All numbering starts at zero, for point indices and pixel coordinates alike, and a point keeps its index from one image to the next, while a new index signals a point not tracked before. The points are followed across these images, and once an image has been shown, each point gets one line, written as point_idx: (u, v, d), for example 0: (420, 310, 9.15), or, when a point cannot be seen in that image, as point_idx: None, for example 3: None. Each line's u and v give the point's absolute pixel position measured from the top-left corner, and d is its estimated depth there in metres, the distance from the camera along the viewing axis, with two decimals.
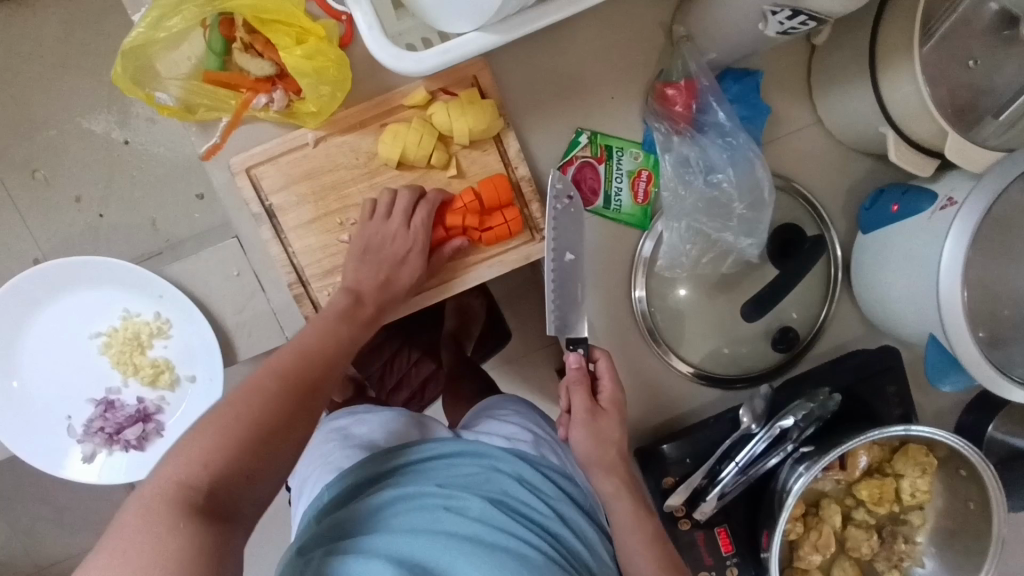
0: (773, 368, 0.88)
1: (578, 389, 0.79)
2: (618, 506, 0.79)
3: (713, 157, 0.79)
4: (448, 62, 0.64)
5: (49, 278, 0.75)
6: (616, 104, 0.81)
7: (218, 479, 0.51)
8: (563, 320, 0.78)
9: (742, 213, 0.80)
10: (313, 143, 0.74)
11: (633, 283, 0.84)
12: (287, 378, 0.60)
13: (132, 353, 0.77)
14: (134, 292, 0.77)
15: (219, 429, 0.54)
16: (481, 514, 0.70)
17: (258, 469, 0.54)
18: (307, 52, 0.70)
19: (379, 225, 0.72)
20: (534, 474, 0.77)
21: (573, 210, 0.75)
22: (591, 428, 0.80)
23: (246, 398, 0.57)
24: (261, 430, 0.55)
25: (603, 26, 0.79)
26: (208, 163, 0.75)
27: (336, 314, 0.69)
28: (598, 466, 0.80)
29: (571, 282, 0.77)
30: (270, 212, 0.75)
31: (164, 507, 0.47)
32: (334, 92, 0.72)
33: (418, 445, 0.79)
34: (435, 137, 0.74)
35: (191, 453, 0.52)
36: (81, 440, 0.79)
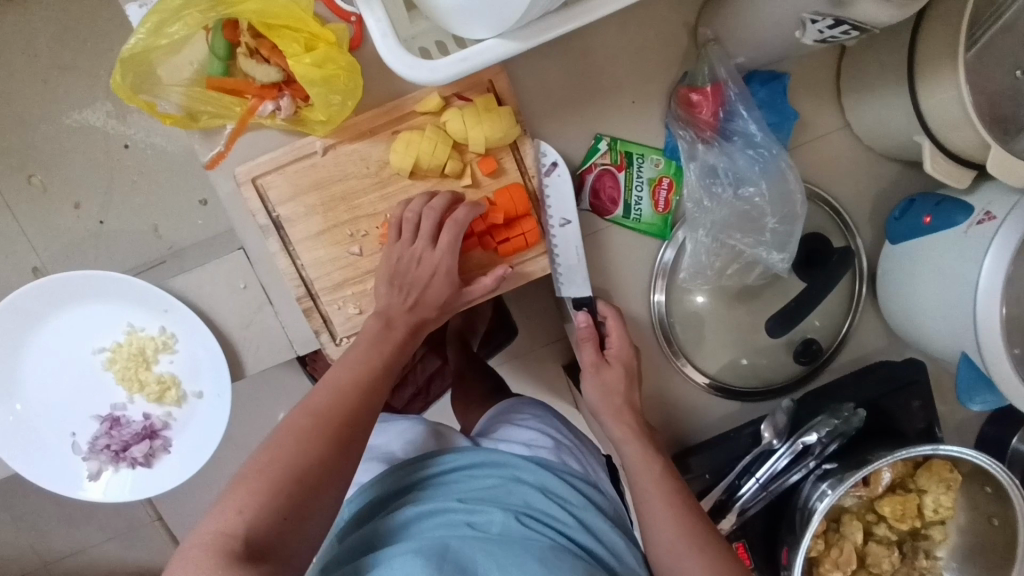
0: (795, 380, 0.85)
1: (584, 345, 0.77)
2: (628, 450, 0.75)
3: (742, 168, 0.76)
4: (465, 71, 0.61)
5: (50, 294, 0.73)
6: (638, 108, 0.77)
7: (259, 525, 0.54)
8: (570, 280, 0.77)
9: (774, 228, 0.77)
10: (322, 152, 0.71)
11: (652, 288, 0.81)
12: (328, 415, 0.62)
13: (137, 369, 0.75)
14: (139, 307, 0.75)
15: (261, 476, 0.56)
16: (503, 528, 0.68)
17: (302, 516, 0.56)
18: (316, 59, 0.66)
19: (404, 248, 0.70)
20: (556, 482, 0.76)
21: (561, 176, 0.74)
22: (598, 380, 0.77)
23: (284, 438, 0.59)
24: (304, 481, 0.57)
25: (625, 28, 0.75)
26: (212, 172, 0.72)
27: (370, 339, 0.69)
28: (607, 413, 0.77)
29: (569, 247, 0.76)
30: (277, 224, 0.72)
31: (211, 558, 0.51)
32: (345, 101, 0.68)
33: (443, 456, 0.78)
34: (449, 145, 0.71)
35: (234, 503, 0.55)
36: (87, 458, 0.77)
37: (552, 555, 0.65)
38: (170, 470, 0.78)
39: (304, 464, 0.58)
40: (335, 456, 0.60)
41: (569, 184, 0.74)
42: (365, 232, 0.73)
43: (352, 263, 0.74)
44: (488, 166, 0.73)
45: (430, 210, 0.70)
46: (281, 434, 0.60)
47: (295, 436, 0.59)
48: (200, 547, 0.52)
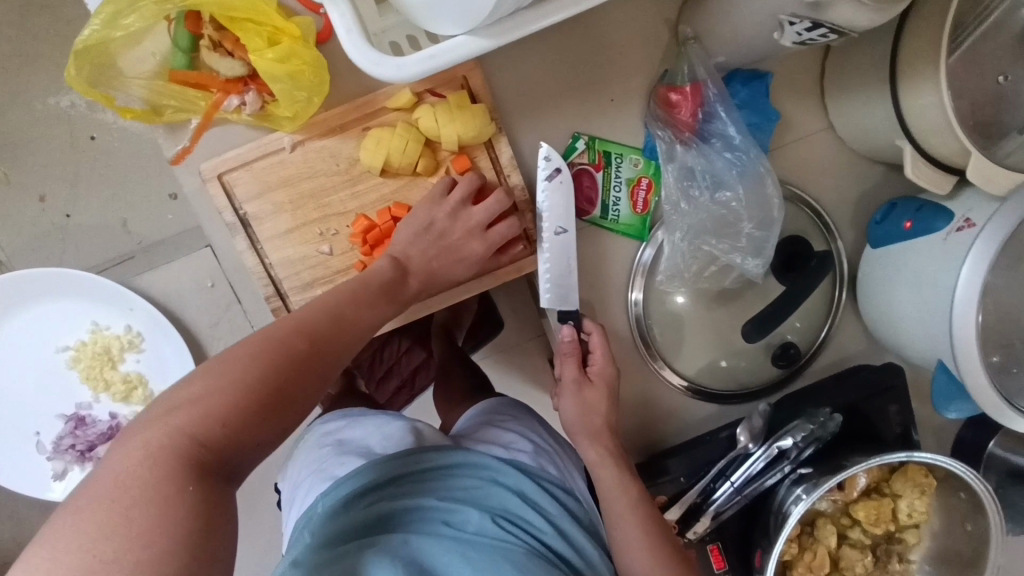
0: (773, 383, 0.85)
1: (566, 360, 0.76)
2: (603, 474, 0.74)
3: (719, 171, 0.74)
4: (432, 69, 0.59)
5: (11, 290, 0.72)
6: (616, 106, 0.76)
7: (233, 439, 0.47)
8: (559, 291, 0.76)
9: (750, 233, 0.75)
10: (290, 148, 0.70)
11: (630, 286, 0.80)
12: (317, 330, 0.55)
13: (102, 368, 0.73)
14: (103, 305, 0.74)
15: (239, 379, 0.48)
16: (479, 528, 0.69)
17: (275, 435, 0.50)
18: (279, 55, 0.63)
19: (444, 223, 0.69)
20: (535, 487, 0.76)
21: (563, 185, 0.73)
22: (579, 398, 0.77)
23: (274, 347, 0.52)
24: (286, 400, 0.50)
25: (602, 26, 0.73)
26: (176, 167, 0.71)
27: (379, 284, 0.64)
28: (584, 435, 0.77)
29: (562, 257, 0.74)
30: (244, 221, 0.71)
31: (175, 463, 0.43)
32: (311, 97, 0.67)
33: (434, 450, 0.75)
34: (421, 143, 0.69)
35: (207, 405, 0.47)
36: (51, 458, 0.76)
37: (525, 561, 0.66)
38: None
39: (289, 378, 0.51)
40: (322, 376, 0.54)
41: (572, 192, 0.73)
42: (335, 230, 0.72)
43: (322, 262, 0.73)
44: (461, 165, 0.72)
45: (455, 201, 0.69)
46: (271, 341, 0.52)
47: (280, 347, 0.52)
48: (162, 450, 0.43)
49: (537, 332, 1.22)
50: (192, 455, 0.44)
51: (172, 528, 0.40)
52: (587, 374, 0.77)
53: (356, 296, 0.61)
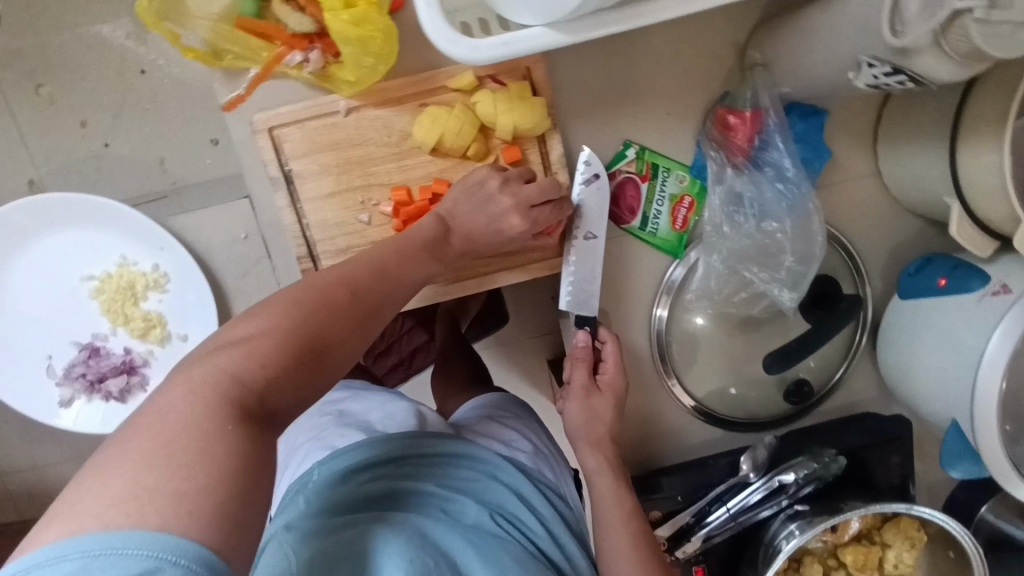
0: (780, 417, 0.85)
1: (578, 365, 0.77)
2: (599, 482, 0.76)
3: (768, 201, 0.75)
4: (506, 57, 0.58)
5: (45, 210, 0.71)
6: (671, 121, 0.76)
7: (272, 382, 0.49)
8: (580, 294, 0.76)
9: (790, 266, 0.75)
10: (344, 113, 0.70)
11: (655, 302, 0.80)
12: (355, 291, 0.58)
13: (125, 303, 0.73)
14: (135, 240, 0.73)
15: (281, 331, 0.51)
16: (475, 521, 0.68)
17: (311, 379, 0.52)
18: (353, 17, 0.62)
19: (479, 205, 0.68)
20: (531, 489, 0.76)
21: (601, 189, 0.73)
22: (585, 404, 0.77)
23: (314, 300, 0.55)
24: (320, 359, 0.53)
25: (670, 39, 0.73)
26: (229, 115, 0.70)
27: (423, 244, 0.65)
28: (585, 441, 0.78)
29: (589, 261, 0.74)
30: (288, 178, 0.71)
31: (217, 401, 0.44)
32: (377, 66, 0.65)
33: (437, 435, 0.78)
34: (476, 128, 0.69)
35: (249, 348, 0.49)
36: (60, 383, 0.76)
37: (520, 558, 0.66)
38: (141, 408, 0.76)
39: (325, 336, 0.53)
40: (354, 341, 0.56)
41: (607, 197, 0.73)
42: (377, 201, 0.72)
43: (359, 230, 0.73)
44: (512, 156, 0.71)
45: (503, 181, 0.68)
46: (311, 294, 0.55)
47: (319, 308, 0.54)
48: (205, 386, 0.45)
49: (547, 330, 1.23)
50: (232, 394, 0.46)
51: (210, 465, 0.41)
52: (598, 382, 0.78)
53: (393, 262, 0.62)
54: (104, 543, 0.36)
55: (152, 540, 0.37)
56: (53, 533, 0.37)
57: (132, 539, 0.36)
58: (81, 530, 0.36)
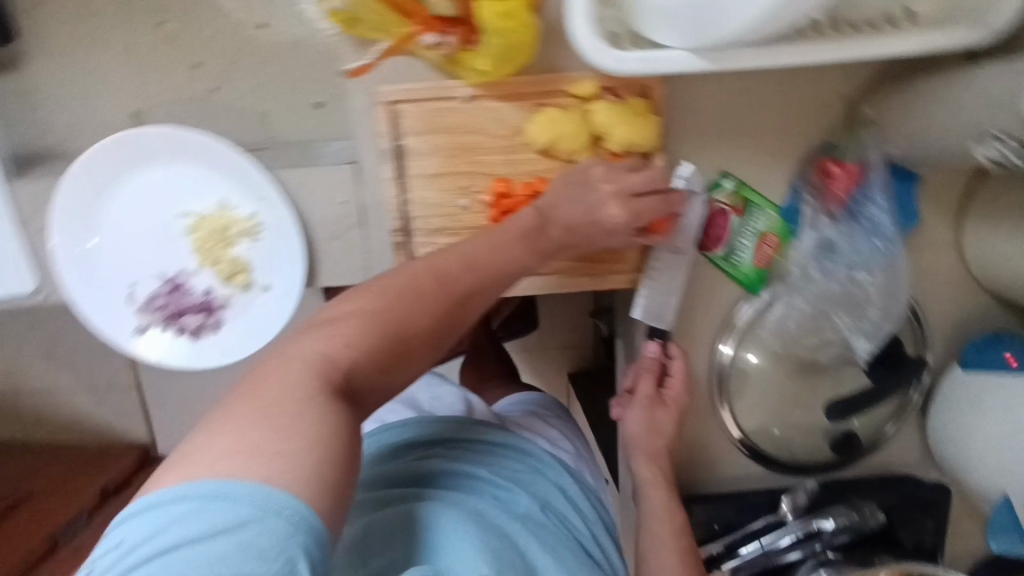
0: (823, 466, 0.87)
1: (645, 375, 0.82)
2: (652, 493, 0.79)
3: (859, 251, 0.75)
4: (646, 71, 0.61)
5: (156, 143, 0.72)
6: (770, 161, 0.78)
7: (358, 363, 0.53)
8: (654, 308, 0.80)
9: (872, 318, 0.76)
10: (464, 100, 0.72)
11: (722, 338, 0.82)
12: (446, 283, 0.59)
13: (216, 245, 0.75)
14: (238, 186, 0.75)
15: (370, 319, 0.54)
16: (527, 511, 0.69)
17: (395, 365, 0.55)
18: (501, 11, 0.63)
19: (582, 194, 0.68)
20: (577, 490, 0.77)
21: (692, 205, 0.76)
22: (649, 414, 0.82)
23: (404, 288, 0.57)
24: (404, 349, 0.55)
25: (786, 82, 0.75)
26: (351, 82, 0.72)
27: (518, 233, 0.64)
28: (642, 452, 0.81)
29: (670, 276, 0.78)
30: (398, 152, 0.73)
31: (309, 379, 0.49)
32: (516, 58, 0.67)
33: (492, 426, 0.81)
34: (589, 136, 0.71)
35: (340, 331, 0.53)
36: (139, 311, 0.77)
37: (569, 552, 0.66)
38: (213, 348, 0.78)
39: (411, 327, 0.56)
40: (436, 337, 0.58)
41: (700, 213, 0.76)
42: (478, 189, 0.75)
43: (456, 214, 0.75)
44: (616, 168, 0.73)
45: (611, 174, 0.68)
46: (400, 282, 0.57)
47: (409, 298, 0.56)
48: (300, 364, 0.50)
49: None
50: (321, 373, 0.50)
51: (303, 434, 0.45)
52: (662, 395, 0.82)
53: (488, 256, 0.62)
54: (216, 488, 0.41)
55: (254, 490, 0.42)
56: (174, 477, 0.43)
57: (238, 488, 0.42)
58: (197, 475, 0.42)
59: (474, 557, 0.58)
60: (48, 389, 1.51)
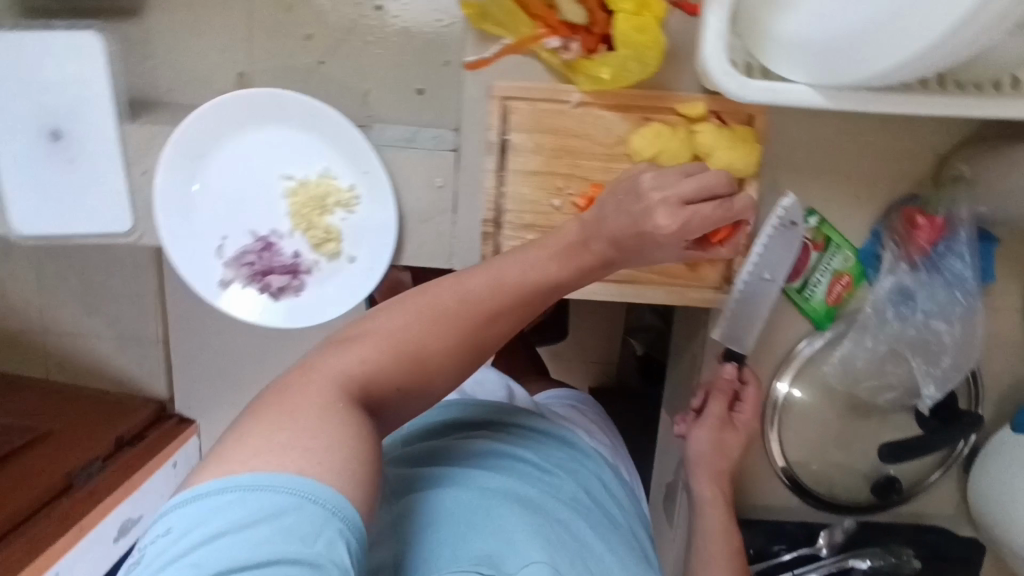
0: (861, 506, 0.89)
1: (718, 397, 0.84)
2: (710, 512, 0.81)
3: (938, 302, 0.77)
4: (768, 101, 0.63)
5: (271, 105, 0.74)
6: (854, 204, 0.80)
7: (373, 385, 0.49)
8: (732, 330, 0.82)
9: (944, 368, 0.78)
10: (574, 104, 0.74)
11: (779, 373, 0.86)
12: (469, 304, 0.52)
13: (313, 212, 0.77)
14: (343, 157, 0.77)
15: (390, 342, 0.50)
16: (568, 494, 0.67)
17: (413, 389, 0.51)
18: (637, 26, 0.65)
19: (626, 201, 0.60)
20: (616, 485, 0.76)
21: (791, 237, 0.76)
22: (717, 435, 0.84)
23: (425, 309, 0.51)
24: (428, 374, 0.51)
25: (880, 129, 0.78)
26: (467, 73, 0.75)
27: (563, 247, 0.57)
28: (707, 470, 0.84)
29: (755, 300, 0.79)
30: (502, 146, 0.75)
31: (321, 397, 0.45)
32: (638, 72, 0.68)
33: (531, 415, 0.80)
34: (691, 154, 0.73)
35: (355, 350, 0.49)
36: (226, 264, 0.78)
37: (611, 540, 0.64)
38: (293, 310, 0.80)
39: (432, 354, 0.51)
40: (462, 362, 0.53)
41: (795, 244, 0.76)
42: (572, 191, 0.76)
43: (548, 213, 0.77)
44: None
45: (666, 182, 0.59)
46: (422, 301, 0.52)
47: (432, 320, 0.51)
48: (316, 380, 0.46)
49: None
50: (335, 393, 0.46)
51: (317, 444, 0.42)
52: (732, 418, 0.85)
53: (529, 277, 0.55)
54: (249, 480, 0.39)
55: (295, 480, 0.39)
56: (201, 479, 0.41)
57: (279, 480, 0.39)
58: (228, 470, 0.40)
59: (522, 533, 0.56)
60: (79, 334, 1.51)
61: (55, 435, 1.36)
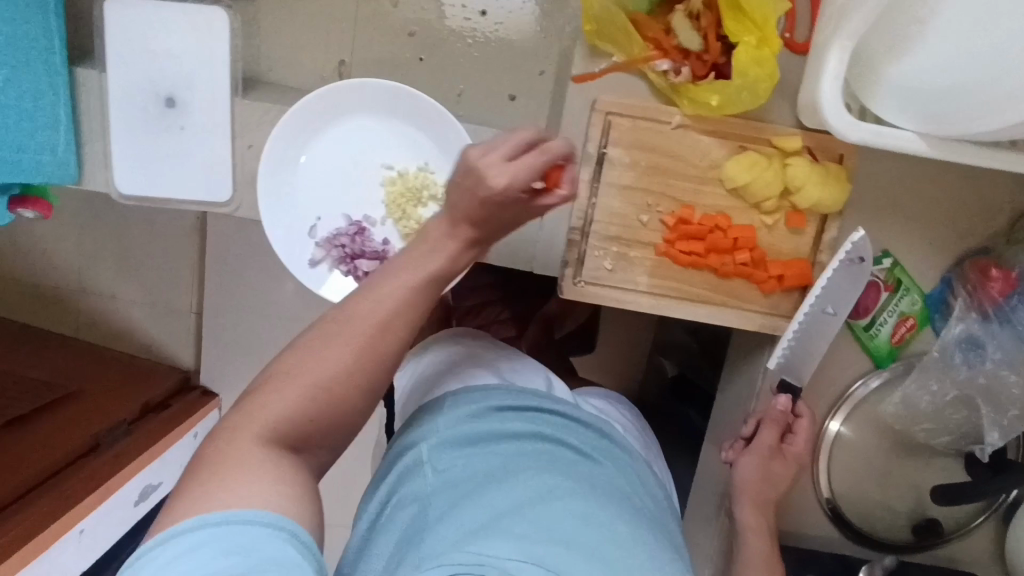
0: (903, 546, 0.92)
1: (771, 426, 0.85)
2: (752, 542, 0.84)
3: (1009, 352, 0.78)
4: (874, 144, 0.65)
5: (381, 95, 0.76)
6: (926, 250, 0.83)
7: (291, 421, 0.52)
8: (791, 361, 0.83)
9: (1010, 417, 0.79)
10: (673, 125, 0.76)
11: (831, 414, 0.89)
12: (363, 333, 0.54)
13: (408, 202, 0.79)
14: (444, 153, 0.79)
15: (298, 382, 0.52)
16: (536, 474, 0.59)
17: (331, 417, 0.54)
18: (755, 59, 0.67)
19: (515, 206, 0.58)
20: (613, 458, 0.68)
21: (856, 272, 0.78)
22: (765, 465, 0.86)
23: (322, 342, 0.54)
24: (341, 405, 0.54)
25: (959, 182, 0.81)
26: (573, 85, 0.77)
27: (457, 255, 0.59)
28: (751, 501, 0.86)
29: (818, 333, 0.80)
30: (599, 158, 0.77)
31: (245, 440, 0.49)
32: (745, 102, 0.71)
33: (488, 387, 0.73)
34: (782, 186, 0.76)
35: (262, 398, 0.52)
36: (317, 244, 0.80)
37: (590, 515, 0.55)
38: None
39: (336, 382, 0.53)
40: (369, 386, 0.55)
41: (861, 280, 0.78)
42: (662, 209, 0.79)
43: (634, 228, 0.79)
44: (796, 223, 0.78)
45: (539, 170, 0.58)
46: (321, 338, 0.54)
47: (329, 350, 0.54)
48: (237, 426, 0.50)
49: None
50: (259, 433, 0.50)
51: (251, 474, 0.47)
52: (782, 449, 0.87)
53: (428, 281, 0.57)
54: (221, 517, 0.43)
55: (253, 516, 0.43)
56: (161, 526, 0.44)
57: (234, 518, 0.43)
58: (191, 514, 0.43)
59: (501, 534, 0.51)
60: (112, 297, 1.49)
61: (84, 396, 1.32)
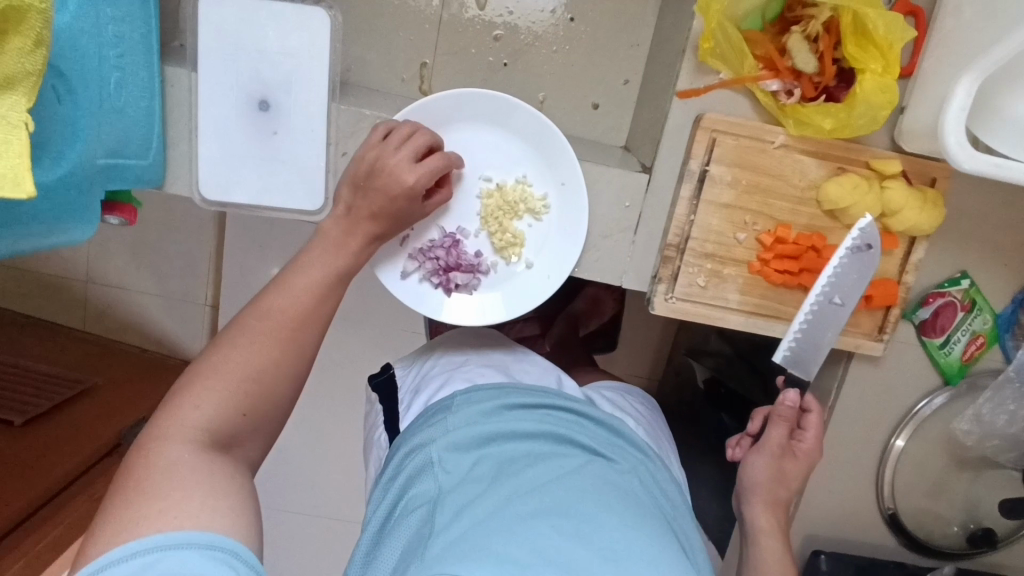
0: (960, 551, 0.94)
1: (779, 423, 0.79)
2: (763, 543, 0.76)
3: None
4: (991, 176, 0.65)
5: (486, 107, 0.76)
6: (1002, 271, 0.85)
7: (212, 422, 0.52)
8: (796, 354, 0.77)
9: None
10: (776, 145, 0.76)
11: (896, 431, 0.91)
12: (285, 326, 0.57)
13: (506, 215, 0.78)
14: (543, 167, 0.79)
15: (228, 384, 0.54)
16: (546, 484, 0.53)
17: (256, 415, 0.55)
18: (881, 86, 0.69)
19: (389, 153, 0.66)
20: (638, 466, 0.61)
21: (867, 260, 0.74)
22: (776, 464, 0.79)
23: (250, 335, 0.56)
24: (268, 393, 0.55)
25: None
26: (677, 100, 0.76)
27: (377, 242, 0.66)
28: (761, 499, 0.78)
29: (825, 324, 0.76)
30: (701, 176, 0.77)
31: (174, 446, 0.49)
32: (864, 127, 0.73)
33: (497, 383, 0.65)
34: (878, 207, 0.77)
35: (178, 400, 0.53)
36: (411, 255, 0.78)
37: (605, 535, 0.49)
38: (466, 307, 0.80)
39: (264, 385, 0.55)
40: (292, 370, 0.57)
41: (871, 268, 0.74)
42: (758, 227, 0.79)
43: (729, 245, 0.79)
44: (888, 244, 0.80)
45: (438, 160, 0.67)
46: (247, 334, 0.56)
47: (252, 351, 0.55)
48: (164, 436, 0.50)
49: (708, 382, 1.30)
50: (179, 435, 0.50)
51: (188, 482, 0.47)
52: (791, 447, 0.80)
53: (336, 273, 0.61)
54: (155, 541, 0.42)
55: (194, 533, 0.44)
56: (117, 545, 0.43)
57: (173, 536, 0.43)
58: (127, 539, 0.43)
59: (490, 552, 0.46)
60: (118, 286, 1.34)
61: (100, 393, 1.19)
